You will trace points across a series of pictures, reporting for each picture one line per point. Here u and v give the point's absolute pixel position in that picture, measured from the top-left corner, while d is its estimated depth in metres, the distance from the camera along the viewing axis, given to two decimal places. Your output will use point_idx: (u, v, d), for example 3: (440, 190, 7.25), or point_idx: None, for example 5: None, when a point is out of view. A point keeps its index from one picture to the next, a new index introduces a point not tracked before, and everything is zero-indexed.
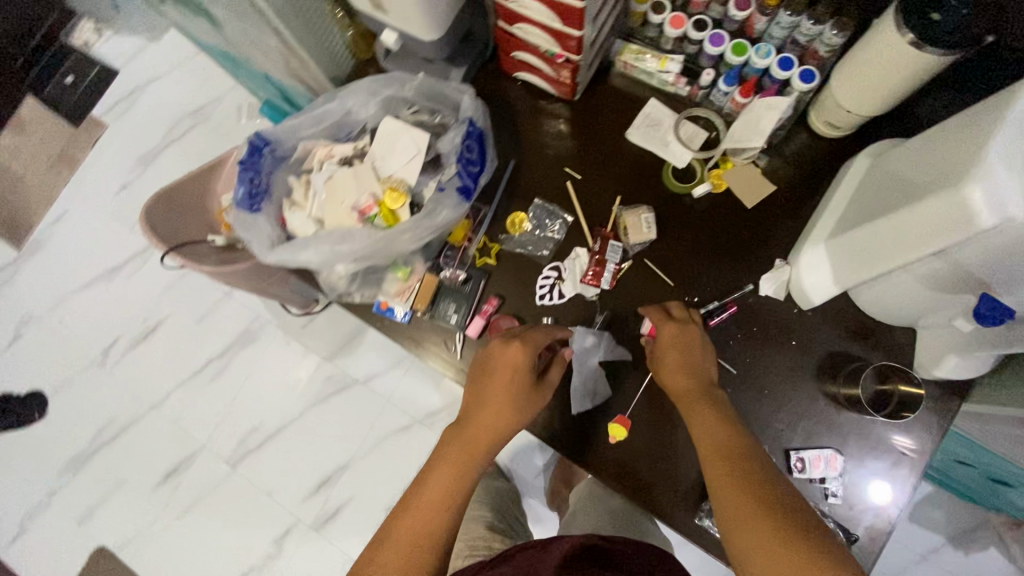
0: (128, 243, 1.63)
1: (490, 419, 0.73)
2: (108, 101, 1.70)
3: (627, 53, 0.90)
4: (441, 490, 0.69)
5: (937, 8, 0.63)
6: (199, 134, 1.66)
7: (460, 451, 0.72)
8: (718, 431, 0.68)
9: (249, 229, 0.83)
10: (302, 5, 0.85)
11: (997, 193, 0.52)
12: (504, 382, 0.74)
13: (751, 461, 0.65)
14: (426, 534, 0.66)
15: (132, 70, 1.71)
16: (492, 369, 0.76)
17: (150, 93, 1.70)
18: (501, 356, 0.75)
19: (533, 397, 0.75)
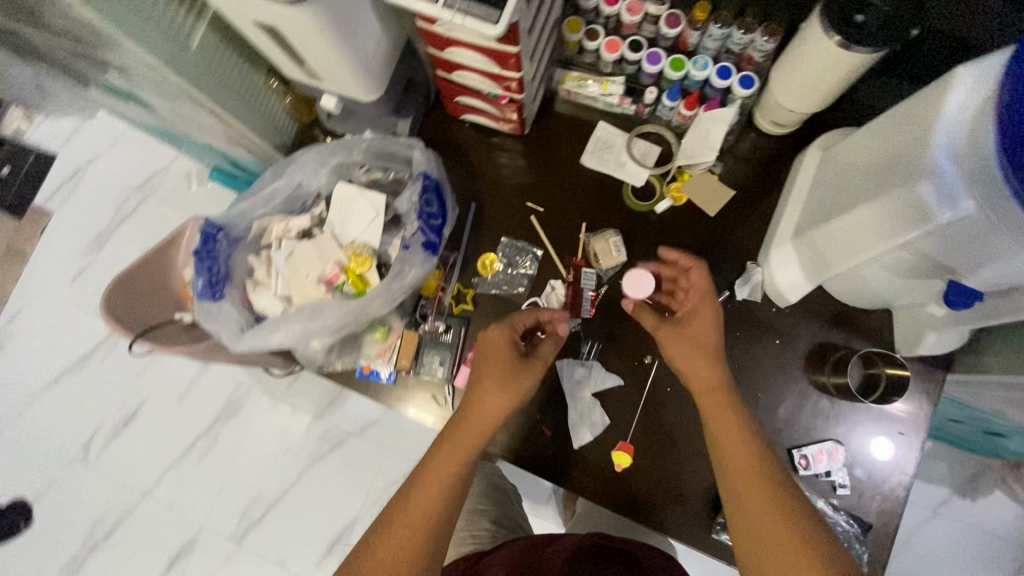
0: (92, 330, 1.56)
1: (490, 398, 0.72)
2: (50, 189, 1.64)
3: (569, 81, 0.90)
4: (437, 476, 0.68)
5: (859, 9, 0.65)
6: (150, 207, 1.61)
7: (463, 437, 0.70)
8: (732, 418, 0.68)
9: (215, 319, 0.80)
10: (234, 82, 0.82)
11: (945, 188, 0.54)
12: (503, 356, 0.73)
13: (764, 457, 0.65)
14: (427, 517, 0.65)
15: (70, 151, 1.65)
16: (491, 346, 0.75)
17: (93, 173, 1.64)
18: (487, 339, 0.75)
19: (531, 369, 0.74)
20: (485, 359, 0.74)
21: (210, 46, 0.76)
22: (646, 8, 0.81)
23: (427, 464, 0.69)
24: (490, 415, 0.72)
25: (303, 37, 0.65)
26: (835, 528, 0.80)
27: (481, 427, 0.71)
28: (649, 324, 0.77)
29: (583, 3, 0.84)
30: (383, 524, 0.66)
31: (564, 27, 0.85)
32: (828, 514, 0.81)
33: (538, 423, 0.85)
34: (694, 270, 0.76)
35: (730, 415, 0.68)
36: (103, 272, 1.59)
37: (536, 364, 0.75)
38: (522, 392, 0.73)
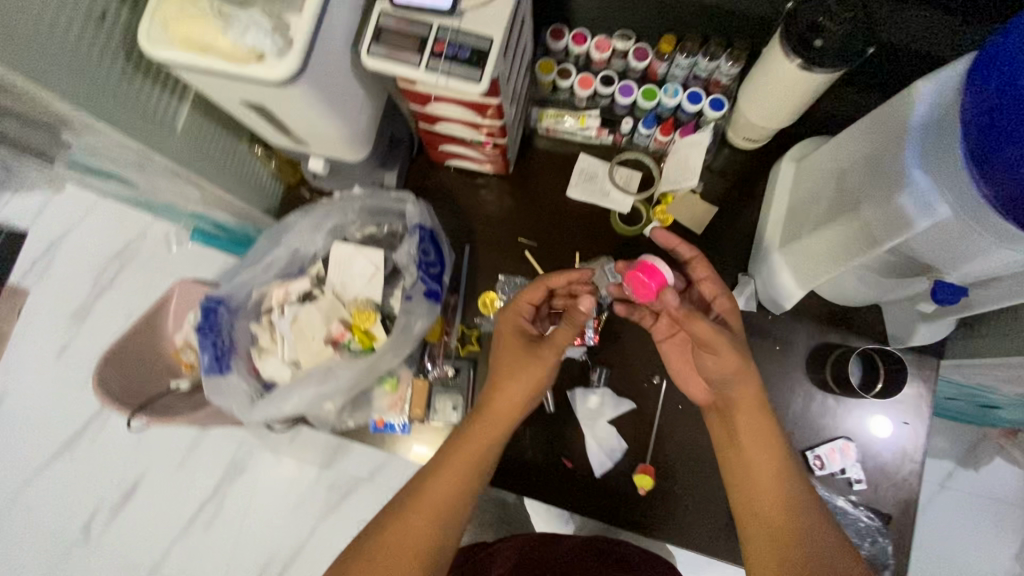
0: (81, 406, 1.51)
1: (505, 388, 0.71)
2: (20, 267, 1.57)
3: (547, 119, 0.93)
4: (457, 471, 0.68)
5: (819, 33, 0.68)
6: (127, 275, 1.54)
7: (483, 425, 0.71)
8: (762, 426, 0.68)
9: (224, 393, 0.82)
10: (219, 153, 0.82)
11: (922, 197, 0.58)
12: (515, 341, 0.74)
13: (790, 467, 0.67)
14: (445, 505, 0.66)
15: (40, 227, 1.56)
16: (504, 330, 0.76)
17: (63, 247, 1.56)
18: (508, 323, 0.76)
19: (543, 352, 0.72)
20: (500, 344, 0.75)
21: (194, 124, 0.76)
22: (614, 44, 0.85)
23: (446, 458, 0.69)
24: (508, 404, 0.71)
25: (291, 111, 0.66)
26: (857, 524, 0.83)
27: (500, 416, 0.71)
28: (705, 330, 0.66)
29: (552, 45, 0.87)
30: (400, 508, 0.66)
31: (537, 69, 0.89)
32: (849, 511, 0.83)
33: (558, 456, 0.87)
34: (696, 261, 0.78)
35: (761, 429, 0.68)
36: (86, 346, 1.53)
37: (550, 347, 0.72)
38: (539, 376, 0.72)
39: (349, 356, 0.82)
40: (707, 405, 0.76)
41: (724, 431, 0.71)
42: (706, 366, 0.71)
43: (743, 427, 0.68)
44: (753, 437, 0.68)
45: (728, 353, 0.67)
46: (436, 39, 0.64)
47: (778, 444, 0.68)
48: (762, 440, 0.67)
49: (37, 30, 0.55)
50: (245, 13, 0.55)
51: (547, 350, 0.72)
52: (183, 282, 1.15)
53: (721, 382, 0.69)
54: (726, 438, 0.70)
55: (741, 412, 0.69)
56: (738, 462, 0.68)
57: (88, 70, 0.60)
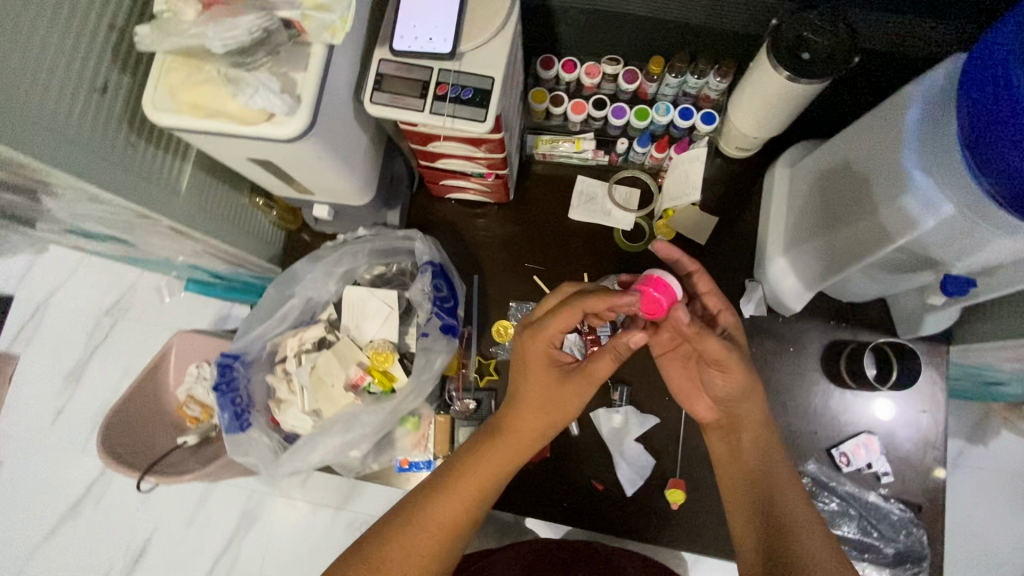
0: (83, 470, 1.46)
1: (529, 420, 0.68)
2: (7, 333, 1.52)
3: (542, 145, 0.94)
4: (467, 486, 0.67)
5: (805, 47, 0.71)
6: (118, 331, 1.49)
7: (498, 453, 0.68)
8: (766, 443, 0.69)
9: (246, 450, 0.80)
10: (220, 208, 0.81)
11: (925, 199, 0.60)
12: (546, 372, 0.68)
13: (781, 462, 0.68)
14: (450, 526, 0.65)
15: (27, 290, 1.52)
16: (532, 356, 0.68)
17: (51, 308, 1.52)
18: (535, 350, 0.67)
19: (581, 386, 0.67)
20: (526, 374, 0.69)
21: (197, 181, 0.76)
22: (603, 69, 0.87)
23: (451, 479, 0.67)
24: (533, 435, 0.69)
25: (297, 163, 0.67)
26: (890, 517, 0.85)
27: (520, 447, 0.69)
28: (718, 348, 0.65)
29: (543, 75, 0.88)
30: (403, 510, 0.67)
31: (530, 98, 0.90)
32: (881, 505, 0.85)
33: (588, 478, 0.87)
34: (697, 275, 0.73)
35: (765, 444, 0.68)
36: (82, 408, 1.48)
37: (587, 380, 0.67)
38: (572, 409, 0.68)
39: (370, 400, 0.82)
40: (710, 424, 0.73)
41: (726, 448, 0.71)
42: (713, 384, 0.70)
43: (746, 444, 0.69)
44: (756, 452, 0.68)
45: (737, 369, 0.66)
46: (438, 82, 0.65)
47: (782, 463, 0.68)
48: (763, 456, 0.68)
49: (44, 110, 0.55)
50: (253, 75, 0.55)
51: (585, 384, 0.67)
52: (183, 332, 1.07)
53: (726, 401, 0.70)
54: (727, 450, 0.70)
55: (745, 427, 0.69)
56: (739, 474, 0.68)
57: (93, 142, 0.60)
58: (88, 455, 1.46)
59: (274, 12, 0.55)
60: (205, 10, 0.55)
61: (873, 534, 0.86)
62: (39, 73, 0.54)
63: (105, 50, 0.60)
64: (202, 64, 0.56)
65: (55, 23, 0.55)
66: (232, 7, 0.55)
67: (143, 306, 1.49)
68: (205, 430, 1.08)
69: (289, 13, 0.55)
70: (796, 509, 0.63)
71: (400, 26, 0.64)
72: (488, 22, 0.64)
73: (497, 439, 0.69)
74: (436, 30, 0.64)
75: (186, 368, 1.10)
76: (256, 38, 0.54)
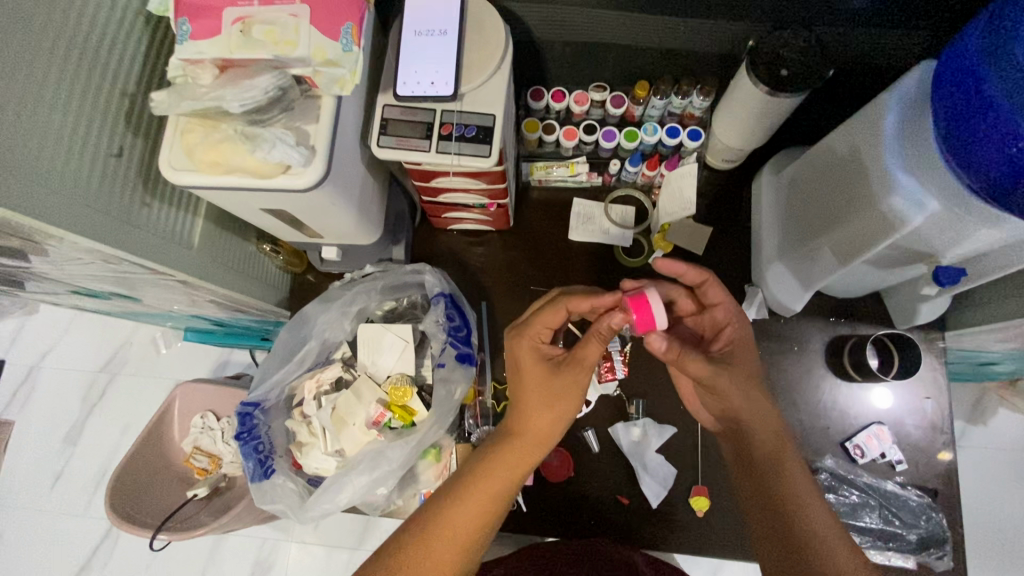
0: (87, 532, 1.42)
1: (535, 419, 0.68)
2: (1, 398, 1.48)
3: (537, 171, 0.97)
4: (482, 495, 0.64)
5: (782, 64, 0.75)
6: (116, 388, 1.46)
7: (506, 459, 0.66)
8: (784, 455, 0.65)
9: (274, 498, 0.80)
10: (230, 258, 0.82)
11: (908, 196, 0.62)
12: (540, 370, 0.69)
13: (799, 469, 0.65)
14: (464, 540, 0.62)
15: (19, 353, 1.49)
16: (523, 359, 0.71)
17: (45, 369, 1.49)
18: (525, 352, 0.71)
19: (575, 373, 0.67)
20: (523, 376, 0.70)
21: (208, 234, 0.77)
22: (591, 96, 0.91)
23: (459, 495, 0.64)
24: (542, 434, 0.68)
25: (309, 210, 0.68)
26: (909, 504, 0.87)
27: (530, 447, 0.67)
28: (703, 370, 0.66)
29: (534, 106, 0.92)
30: (417, 525, 0.63)
31: (523, 128, 0.93)
32: (898, 493, 0.88)
33: (613, 493, 0.88)
34: (707, 284, 0.71)
35: (785, 457, 0.65)
36: (82, 470, 1.44)
37: (580, 367, 0.67)
38: (576, 401, 0.67)
39: (392, 435, 0.82)
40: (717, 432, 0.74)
41: (735, 456, 0.68)
42: (710, 401, 0.71)
43: (760, 457, 0.66)
44: (776, 466, 0.65)
45: (729, 392, 0.67)
46: (442, 122, 0.68)
47: (804, 477, 0.64)
48: (785, 470, 0.64)
49: (66, 180, 0.56)
50: (269, 132, 0.57)
51: (578, 371, 0.67)
52: (187, 385, 1.06)
53: (735, 412, 0.68)
54: (745, 461, 0.67)
55: (757, 439, 0.66)
56: (756, 487, 0.65)
57: (111, 205, 0.61)
58: (92, 517, 1.42)
59: (286, 70, 0.58)
60: (220, 73, 0.59)
61: (895, 522, 0.87)
62: (60, 144, 0.55)
63: (120, 116, 0.62)
64: (218, 124, 0.58)
65: (73, 95, 0.56)
66: (246, 68, 0.58)
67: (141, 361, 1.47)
68: (214, 480, 1.05)
69: (301, 71, 0.58)
70: (818, 527, 0.60)
71: (402, 73, 0.67)
72: (485, 63, 0.68)
73: (508, 445, 0.67)
74: (437, 74, 0.67)
75: (191, 419, 1.08)
76: (272, 96, 0.58)
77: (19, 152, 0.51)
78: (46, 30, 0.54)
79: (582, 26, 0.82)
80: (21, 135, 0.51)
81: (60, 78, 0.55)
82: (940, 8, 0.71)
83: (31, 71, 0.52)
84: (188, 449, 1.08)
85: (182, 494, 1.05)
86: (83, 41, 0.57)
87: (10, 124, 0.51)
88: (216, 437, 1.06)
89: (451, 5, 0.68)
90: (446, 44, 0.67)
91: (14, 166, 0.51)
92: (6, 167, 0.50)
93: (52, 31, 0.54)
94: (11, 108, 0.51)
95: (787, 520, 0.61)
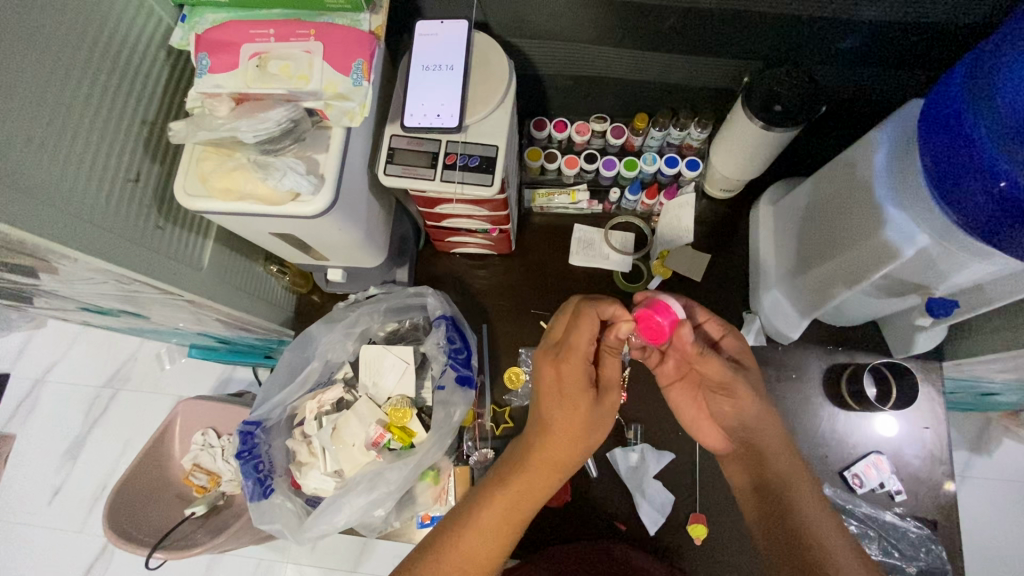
0: (82, 549, 1.41)
1: (569, 441, 0.66)
2: (6, 412, 1.49)
3: (539, 199, 1.00)
4: (500, 515, 0.64)
5: (776, 100, 0.78)
6: (118, 403, 1.47)
7: (532, 479, 0.66)
8: (796, 473, 0.66)
9: (271, 518, 0.80)
10: (238, 278, 0.84)
11: (902, 232, 0.64)
12: (580, 392, 0.66)
13: (807, 482, 0.65)
14: (484, 558, 0.63)
15: (24, 366, 1.51)
16: (566, 377, 0.66)
17: (50, 383, 1.50)
18: (567, 369, 0.66)
19: (612, 396, 0.67)
20: (562, 397, 0.66)
21: (217, 255, 0.79)
22: (592, 127, 0.94)
23: (472, 518, 0.64)
24: (575, 456, 0.66)
25: (316, 234, 0.71)
26: (909, 536, 0.87)
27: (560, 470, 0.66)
28: (717, 369, 0.69)
29: (536, 135, 0.95)
30: (435, 545, 0.64)
31: (525, 156, 0.96)
32: (898, 524, 0.87)
33: (611, 519, 0.88)
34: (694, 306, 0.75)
35: (794, 475, 0.65)
36: (81, 485, 1.45)
37: (614, 388, 0.67)
38: (607, 425, 0.68)
39: (392, 457, 0.82)
40: (725, 453, 0.73)
41: (744, 472, 0.69)
42: (721, 411, 0.72)
43: (771, 475, 0.66)
44: (787, 487, 0.65)
45: (743, 394, 0.69)
46: (447, 152, 0.71)
47: (817, 500, 0.64)
48: (796, 494, 0.64)
49: (86, 203, 0.58)
50: (281, 161, 0.60)
51: (613, 393, 0.67)
52: (188, 401, 1.07)
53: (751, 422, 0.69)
54: (760, 482, 0.66)
55: (769, 454, 0.67)
56: (768, 504, 0.65)
57: (126, 228, 0.63)
58: (87, 533, 1.42)
59: (299, 103, 0.62)
60: (236, 106, 0.62)
61: (895, 554, 0.86)
62: (81, 171, 0.58)
63: (138, 144, 0.65)
64: (233, 153, 0.61)
65: (95, 125, 0.59)
66: (261, 101, 0.62)
67: (143, 377, 1.47)
68: (212, 497, 1.05)
69: (313, 104, 0.62)
70: (834, 547, 0.60)
71: (409, 105, 0.70)
72: (490, 97, 0.71)
73: (527, 465, 0.66)
74: (443, 107, 0.69)
75: (191, 437, 1.09)
76: (284, 128, 0.60)
77: (42, 179, 0.54)
78: (74, 64, 0.57)
79: (583, 62, 0.86)
80: (45, 162, 0.54)
81: (84, 106, 0.58)
82: (930, 51, 0.73)
83: (57, 102, 0.55)
84: (187, 467, 1.09)
85: (180, 512, 1.05)
86: (108, 73, 0.60)
87: (36, 152, 0.53)
88: (216, 454, 1.07)
89: (459, 41, 0.71)
90: (453, 79, 0.70)
91: (37, 191, 0.53)
92: (29, 193, 0.52)
93: (77, 64, 0.57)
94: (36, 137, 0.53)
95: (798, 538, 0.61)
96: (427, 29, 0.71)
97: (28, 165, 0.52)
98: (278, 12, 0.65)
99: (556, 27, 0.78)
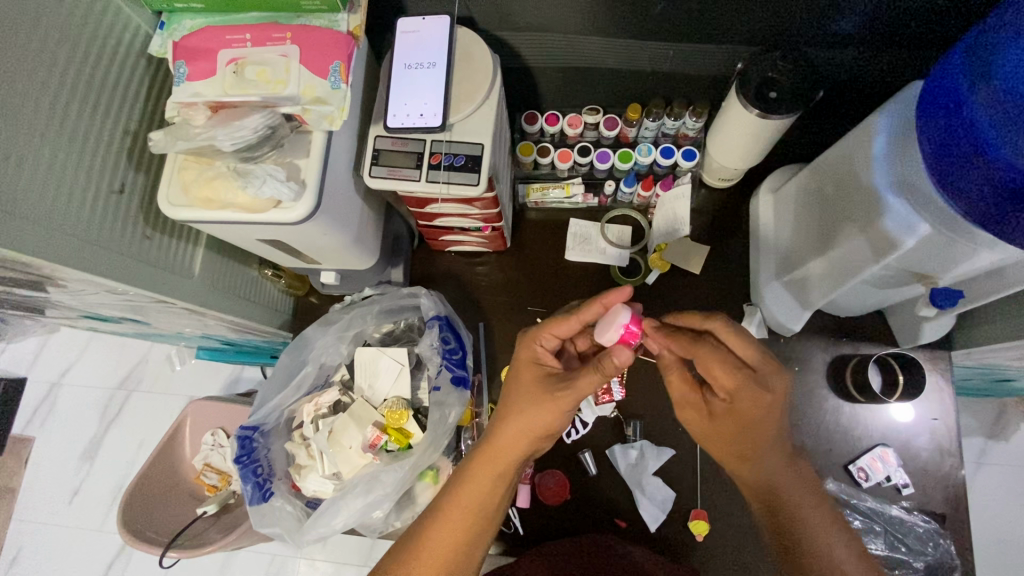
0: (102, 546, 1.45)
1: (513, 427, 0.65)
2: (25, 415, 1.53)
3: (533, 193, 0.98)
4: (468, 510, 0.64)
5: (771, 86, 0.75)
6: (132, 403, 1.49)
7: (485, 470, 0.65)
8: (795, 482, 0.62)
9: (272, 521, 0.81)
10: (229, 283, 0.84)
11: (902, 220, 0.62)
12: (532, 376, 0.68)
13: (805, 492, 0.63)
14: (443, 556, 0.62)
15: (39, 370, 1.54)
16: (521, 361, 0.69)
17: (66, 386, 1.53)
18: (523, 352, 0.70)
19: (560, 394, 0.64)
20: (516, 377, 0.69)
21: (208, 261, 0.79)
22: (584, 119, 0.92)
23: (439, 513, 0.64)
24: (522, 445, 0.65)
25: (304, 240, 0.70)
26: (916, 530, 0.85)
27: (507, 458, 0.65)
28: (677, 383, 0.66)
29: (528, 129, 0.94)
30: (408, 544, 0.63)
31: (518, 151, 0.94)
32: (905, 518, 0.86)
33: (611, 516, 0.88)
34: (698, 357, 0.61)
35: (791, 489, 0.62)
36: (99, 484, 1.48)
37: (569, 389, 0.64)
38: (559, 414, 0.65)
39: (389, 458, 0.82)
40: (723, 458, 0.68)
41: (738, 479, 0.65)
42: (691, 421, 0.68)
43: (767, 489, 0.62)
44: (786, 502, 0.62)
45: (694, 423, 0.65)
46: (432, 152, 0.70)
47: (821, 511, 0.62)
48: (803, 515, 0.62)
49: (69, 218, 0.58)
50: (261, 168, 0.59)
51: (567, 394, 0.64)
52: (197, 402, 1.08)
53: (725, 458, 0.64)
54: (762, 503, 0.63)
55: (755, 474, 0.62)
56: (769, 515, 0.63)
57: (113, 240, 0.63)
58: (107, 532, 1.45)
59: (276, 108, 0.61)
60: (213, 114, 0.61)
61: (902, 548, 0.85)
62: (64, 186, 0.57)
63: (121, 153, 0.65)
64: (212, 161, 0.61)
65: (76, 138, 0.59)
66: (238, 108, 0.61)
67: (154, 379, 1.49)
68: (223, 497, 1.05)
69: (290, 108, 0.61)
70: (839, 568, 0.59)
71: (392, 105, 0.69)
72: (472, 95, 0.69)
73: (484, 457, 0.65)
74: (426, 106, 0.68)
75: (201, 437, 1.10)
76: (262, 134, 0.60)
77: (23, 195, 0.53)
78: (49, 77, 0.56)
79: (572, 53, 0.84)
80: (23, 178, 0.53)
81: (61, 118, 0.57)
82: (928, 28, 0.70)
83: (33, 116, 0.55)
84: (199, 466, 1.09)
85: (193, 512, 1.06)
86: (86, 85, 0.60)
87: (14, 168, 0.53)
88: (225, 453, 1.08)
89: (440, 37, 0.69)
90: (435, 77, 0.68)
91: (18, 209, 0.53)
92: (8, 211, 0.52)
93: (51, 76, 0.56)
94: (13, 153, 0.53)
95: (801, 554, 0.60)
96: (408, 26, 0.70)
97: (6, 182, 0.52)
98: (255, 16, 0.64)
99: (542, 19, 0.77)
